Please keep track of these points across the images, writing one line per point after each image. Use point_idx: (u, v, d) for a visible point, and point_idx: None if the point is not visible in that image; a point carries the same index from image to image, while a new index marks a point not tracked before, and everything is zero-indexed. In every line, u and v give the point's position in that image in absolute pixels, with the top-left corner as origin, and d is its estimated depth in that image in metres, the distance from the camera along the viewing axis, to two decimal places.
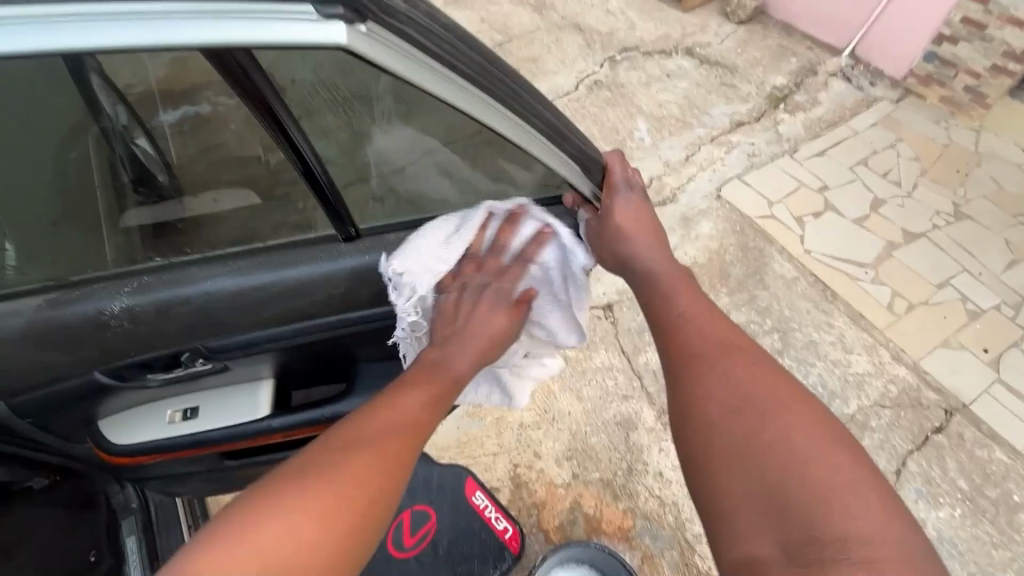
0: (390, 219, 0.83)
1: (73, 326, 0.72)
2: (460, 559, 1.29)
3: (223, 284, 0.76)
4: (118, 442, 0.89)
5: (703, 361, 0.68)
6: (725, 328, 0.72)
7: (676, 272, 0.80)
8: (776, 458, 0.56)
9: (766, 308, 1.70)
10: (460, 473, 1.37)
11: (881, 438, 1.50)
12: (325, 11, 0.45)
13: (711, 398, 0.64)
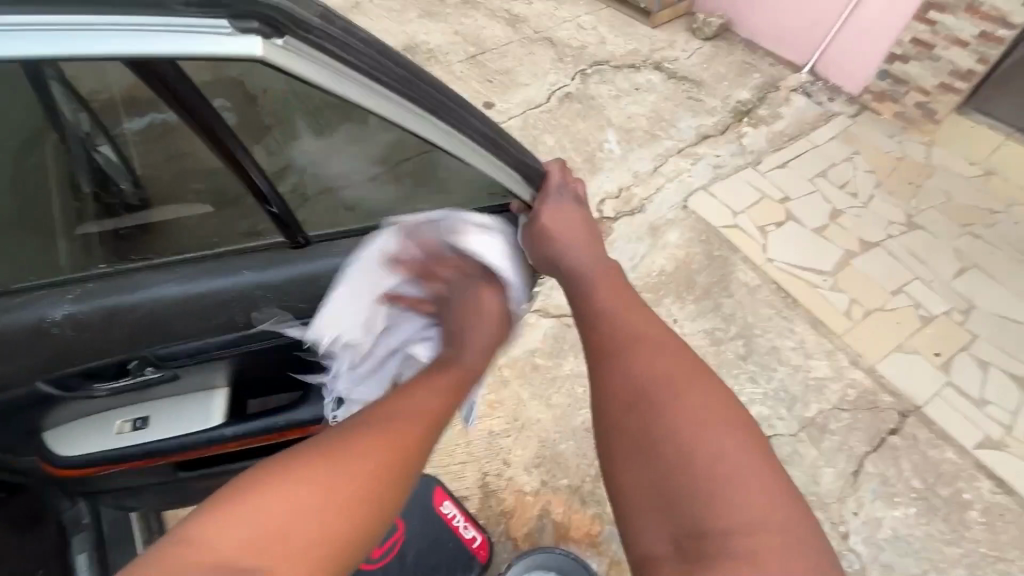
0: (337, 228, 0.84)
1: (13, 335, 0.71)
2: (428, 569, 1.27)
3: (171, 290, 0.77)
4: (65, 454, 0.86)
5: (615, 357, 0.64)
6: (633, 312, 0.69)
7: (607, 269, 0.73)
8: (673, 454, 0.57)
9: (730, 315, 1.75)
10: (429, 482, 1.37)
11: (840, 440, 1.54)
12: (240, 25, 0.46)
13: (623, 399, 0.62)
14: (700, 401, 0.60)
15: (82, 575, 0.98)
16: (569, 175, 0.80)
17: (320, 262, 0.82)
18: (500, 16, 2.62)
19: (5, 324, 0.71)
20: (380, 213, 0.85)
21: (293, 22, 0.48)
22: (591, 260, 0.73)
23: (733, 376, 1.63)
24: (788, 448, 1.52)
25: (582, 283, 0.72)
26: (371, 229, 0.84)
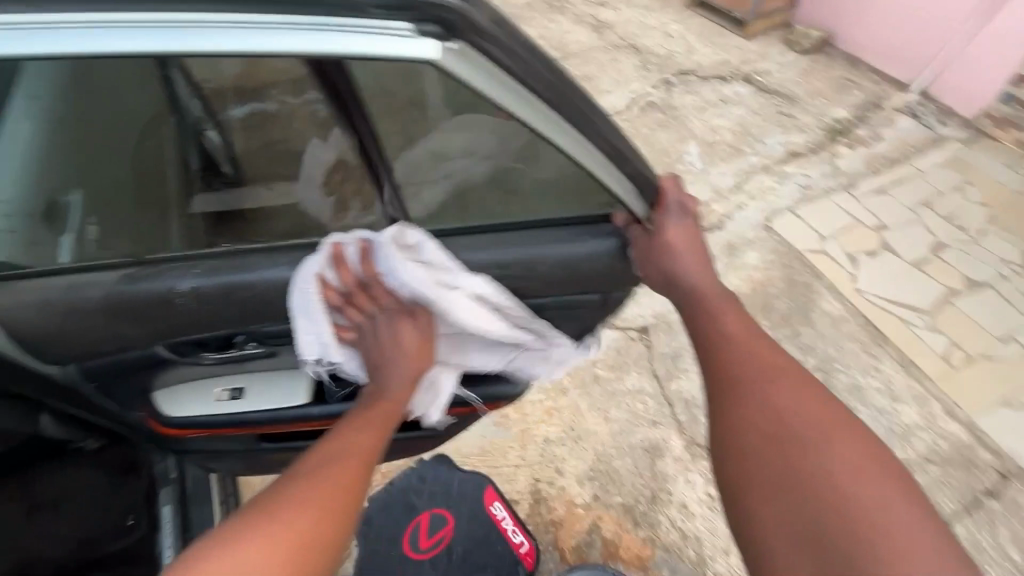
0: (448, 223, 0.81)
1: (146, 300, 0.78)
2: (474, 568, 1.29)
3: (279, 274, 0.79)
4: (171, 414, 0.94)
5: (748, 400, 0.70)
6: (770, 355, 0.74)
7: (721, 297, 0.82)
8: (820, 488, 0.60)
9: (809, 346, 1.64)
10: (481, 481, 1.39)
11: (926, 495, 1.41)
12: (421, 29, 0.53)
13: (759, 446, 0.66)
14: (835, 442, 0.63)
15: (166, 526, 1.07)
16: (683, 191, 0.85)
17: (414, 258, 0.80)
18: (587, 21, 2.60)
19: (138, 290, 0.77)
20: (488, 214, 0.81)
21: (469, 27, 0.53)
22: (699, 283, 0.82)
23: None
24: None
25: (696, 309, 0.82)
26: (474, 228, 0.81)
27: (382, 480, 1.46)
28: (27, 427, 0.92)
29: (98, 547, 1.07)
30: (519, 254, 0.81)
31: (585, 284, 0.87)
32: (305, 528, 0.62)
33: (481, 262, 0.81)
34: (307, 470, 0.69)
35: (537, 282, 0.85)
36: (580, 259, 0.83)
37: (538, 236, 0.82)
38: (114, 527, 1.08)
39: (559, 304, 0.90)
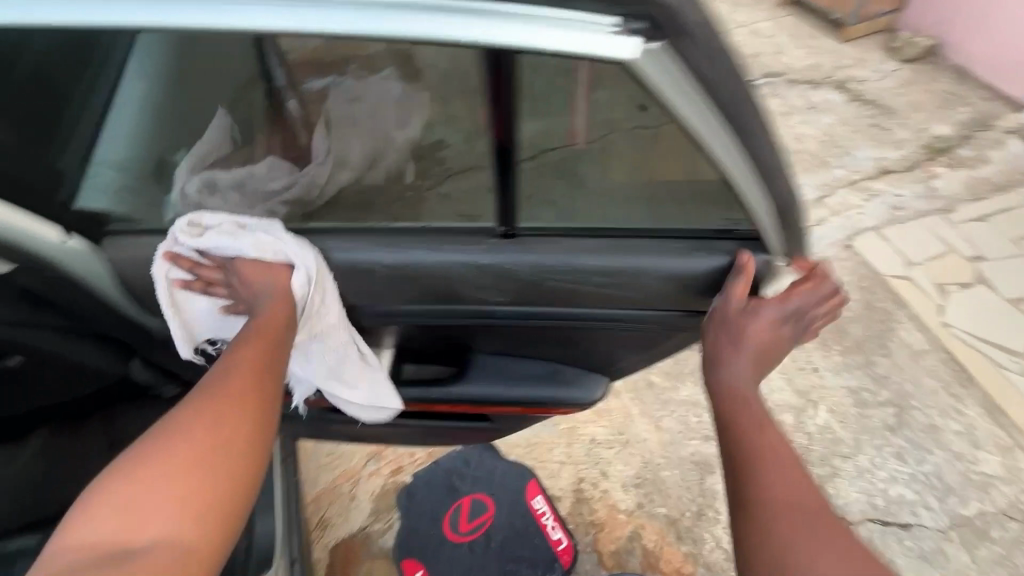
0: (559, 223, 0.79)
1: None
2: (511, 558, 1.30)
3: (378, 257, 0.79)
4: None
5: (736, 481, 0.73)
6: (777, 446, 0.74)
7: (745, 388, 0.81)
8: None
9: (883, 377, 1.54)
10: (525, 473, 1.40)
11: (1002, 553, 1.30)
12: (627, 26, 0.52)
13: (773, 542, 0.64)
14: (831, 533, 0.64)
15: None
16: (816, 280, 0.84)
17: (524, 256, 0.78)
18: None
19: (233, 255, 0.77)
20: (605, 218, 0.79)
21: (677, 31, 0.52)
22: (735, 381, 0.82)
23: (877, 447, 1.43)
24: (931, 544, 1.31)
25: (728, 408, 0.80)
26: (586, 230, 0.79)
27: (430, 458, 1.44)
28: (119, 368, 0.92)
29: None
30: (634, 264, 0.79)
31: (694, 302, 0.84)
32: (211, 448, 0.58)
33: (593, 268, 0.79)
34: (203, 403, 0.62)
35: (645, 293, 0.82)
36: (694, 274, 0.80)
37: (653, 247, 0.79)
38: None
39: (665, 320, 0.88)
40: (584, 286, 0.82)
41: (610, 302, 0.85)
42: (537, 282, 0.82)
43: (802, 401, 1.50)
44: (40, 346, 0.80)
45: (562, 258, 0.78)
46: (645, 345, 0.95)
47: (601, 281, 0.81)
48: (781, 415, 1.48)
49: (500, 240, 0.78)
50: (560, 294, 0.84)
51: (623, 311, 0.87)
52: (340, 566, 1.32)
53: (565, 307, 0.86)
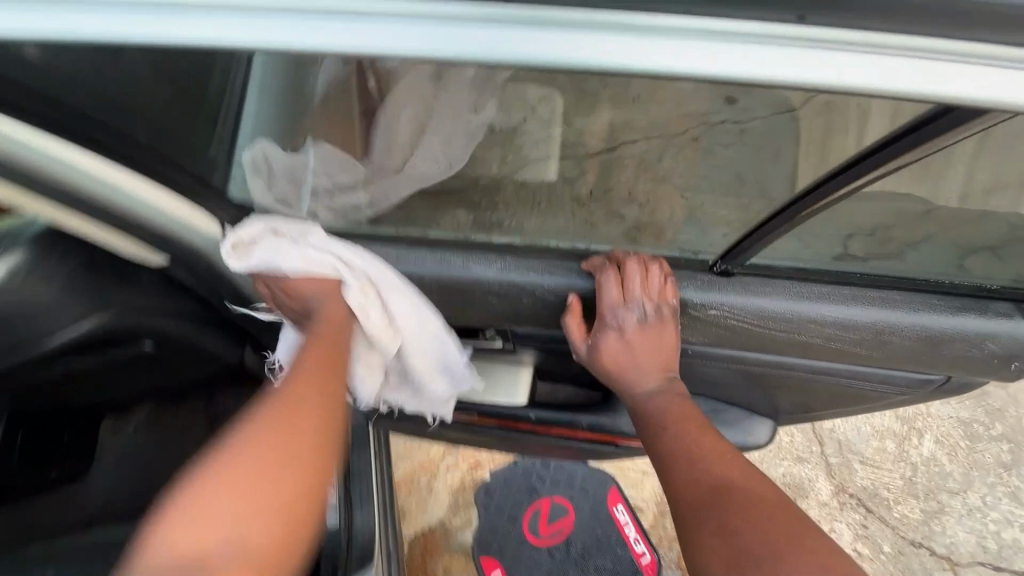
0: (787, 260, 0.74)
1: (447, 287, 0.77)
2: (592, 566, 1.28)
3: (578, 285, 0.76)
4: None
5: (668, 456, 0.71)
6: (709, 440, 0.71)
7: (677, 399, 0.77)
8: (747, 530, 0.59)
9: (998, 410, 1.40)
10: (607, 480, 1.36)
11: None
12: None
13: (705, 537, 0.61)
14: (761, 505, 0.61)
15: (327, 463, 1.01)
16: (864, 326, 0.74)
17: (744, 295, 0.74)
18: None
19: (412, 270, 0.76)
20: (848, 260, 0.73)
21: None
22: (657, 393, 0.77)
23: (988, 485, 1.33)
24: None
25: (653, 418, 0.76)
26: (819, 274, 0.73)
27: (510, 457, 1.39)
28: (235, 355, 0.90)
29: None
30: (878, 321, 0.73)
31: (937, 364, 0.79)
32: (302, 435, 0.55)
33: (830, 322, 0.74)
34: (292, 395, 0.58)
35: (877, 351, 0.77)
36: (944, 338, 0.74)
37: (896, 301, 0.73)
38: None
39: (880, 374, 0.84)
40: (816, 339, 0.76)
41: (829, 354, 0.79)
42: (756, 330, 0.77)
43: (905, 428, 1.39)
44: (175, 334, 0.78)
45: (793, 308, 0.73)
46: (852, 398, 0.91)
47: (832, 334, 0.75)
48: (881, 442, 1.37)
49: (715, 278, 0.75)
50: (776, 342, 0.78)
51: (836, 364, 0.83)
52: (420, 559, 1.31)
53: (773, 354, 0.82)
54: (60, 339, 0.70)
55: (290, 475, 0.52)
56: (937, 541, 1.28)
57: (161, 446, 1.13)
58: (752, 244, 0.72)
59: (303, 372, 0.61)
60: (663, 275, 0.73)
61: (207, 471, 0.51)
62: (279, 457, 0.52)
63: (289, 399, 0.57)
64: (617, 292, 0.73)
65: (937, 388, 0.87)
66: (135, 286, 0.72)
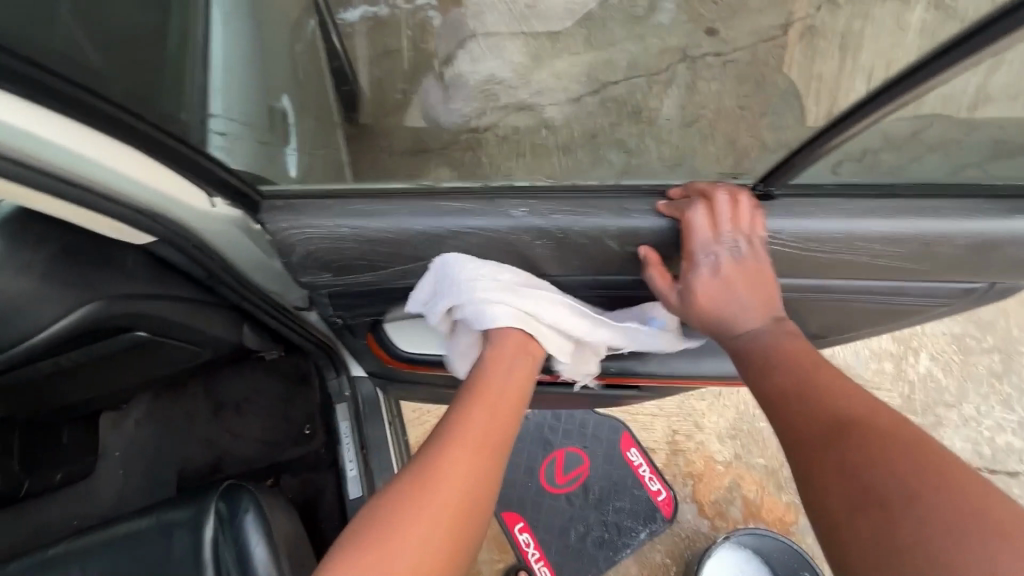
0: (834, 178, 0.67)
1: (462, 243, 0.65)
2: (611, 509, 1.31)
3: (609, 225, 0.64)
4: (401, 347, 0.87)
5: (767, 394, 0.57)
6: (836, 377, 0.55)
7: (791, 339, 0.61)
8: (868, 464, 0.46)
9: (989, 323, 1.44)
10: (618, 426, 1.38)
11: None
12: None
13: (825, 481, 0.48)
14: (890, 433, 0.47)
15: (347, 440, 1.05)
16: (737, 207, 0.63)
17: (783, 220, 0.65)
18: None
19: (435, 224, 0.64)
20: (891, 170, 0.67)
21: None
22: (764, 332, 0.62)
23: (981, 395, 1.38)
24: None
25: (761, 362, 0.60)
26: (873, 186, 0.67)
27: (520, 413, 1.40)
28: (234, 335, 0.89)
29: (279, 452, 1.10)
30: (925, 233, 0.65)
31: (986, 272, 0.71)
32: (455, 510, 0.51)
33: (863, 240, 0.66)
34: (459, 430, 0.57)
35: (927, 263, 0.69)
36: (998, 240, 0.66)
37: (940, 208, 0.65)
38: (292, 435, 1.11)
39: (926, 287, 0.75)
40: (863, 258, 0.68)
41: (871, 272, 0.71)
42: (795, 253, 0.68)
43: (901, 348, 1.42)
44: (171, 319, 0.74)
45: (837, 226, 0.65)
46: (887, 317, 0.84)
47: (879, 251, 0.67)
48: (880, 363, 1.41)
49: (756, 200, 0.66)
50: (818, 264, 0.69)
51: (881, 283, 0.74)
52: None
53: (814, 279, 0.72)
54: (45, 335, 0.64)
55: (444, 546, 0.49)
56: None
57: (168, 437, 1.10)
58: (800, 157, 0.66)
59: (481, 412, 0.59)
60: (751, 208, 0.64)
61: (372, 524, 0.49)
62: (469, 495, 0.52)
63: (472, 443, 0.56)
64: (705, 224, 0.62)
65: (982, 298, 0.80)
66: (116, 269, 0.66)
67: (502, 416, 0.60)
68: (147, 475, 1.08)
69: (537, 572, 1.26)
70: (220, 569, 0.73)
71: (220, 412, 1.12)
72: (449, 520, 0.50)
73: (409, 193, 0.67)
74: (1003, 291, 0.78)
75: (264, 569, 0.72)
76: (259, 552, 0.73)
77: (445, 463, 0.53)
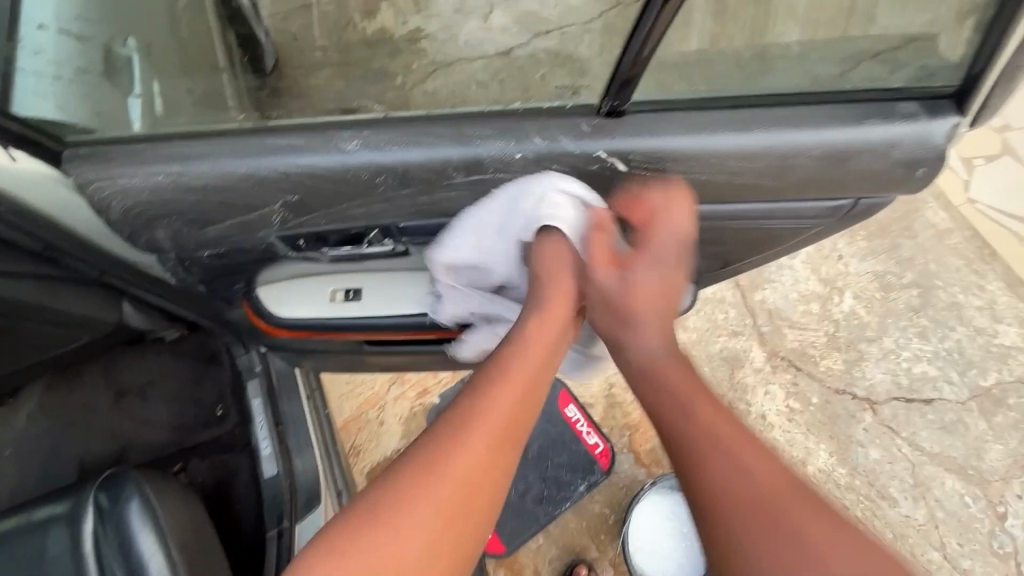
0: (689, 96, 0.66)
1: (304, 175, 0.64)
2: (550, 465, 1.31)
3: (450, 155, 0.64)
4: (276, 314, 0.82)
5: (667, 422, 0.66)
6: (721, 411, 0.66)
7: (673, 366, 0.70)
8: (764, 521, 0.58)
9: (908, 260, 1.48)
10: (555, 383, 1.36)
11: (1016, 418, 1.33)
12: None
13: (722, 533, 0.60)
14: (784, 501, 0.59)
15: (258, 417, 1.00)
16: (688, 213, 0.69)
17: (636, 138, 0.64)
18: None
19: (262, 164, 0.63)
20: (769, 89, 0.67)
21: None
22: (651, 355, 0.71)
23: (900, 328, 1.42)
24: (953, 416, 1.33)
25: (646, 380, 0.70)
26: (743, 98, 0.67)
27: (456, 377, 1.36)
28: (112, 316, 0.88)
29: (189, 436, 1.03)
30: (777, 145, 0.65)
31: (845, 183, 0.69)
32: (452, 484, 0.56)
33: (731, 152, 0.65)
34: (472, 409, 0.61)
35: (785, 180, 0.68)
36: (855, 151, 0.65)
37: (822, 120, 0.65)
38: (204, 416, 1.04)
39: (790, 209, 0.74)
40: (717, 173, 0.67)
41: (741, 195, 0.71)
42: (659, 174, 0.67)
43: (827, 289, 1.45)
44: (15, 297, 0.74)
45: (692, 140, 0.65)
46: (758, 242, 0.82)
47: (735, 168, 0.66)
48: (807, 305, 1.44)
49: (605, 120, 0.65)
50: (680, 187, 0.69)
51: (747, 206, 0.73)
52: None
53: (688, 206, 0.72)
54: None
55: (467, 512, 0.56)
56: (859, 385, 1.37)
57: (65, 428, 1.01)
58: (634, 69, 0.64)
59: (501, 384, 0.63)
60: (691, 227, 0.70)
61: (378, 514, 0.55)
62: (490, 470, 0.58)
63: (495, 417, 0.60)
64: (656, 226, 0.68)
65: (848, 218, 0.78)
66: None
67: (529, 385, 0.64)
68: (41, 468, 0.99)
69: None
70: (102, 563, 0.69)
71: (124, 398, 1.04)
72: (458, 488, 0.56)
73: (236, 132, 0.65)
74: (868, 210, 0.77)
75: (152, 557, 0.67)
76: (146, 543, 0.68)
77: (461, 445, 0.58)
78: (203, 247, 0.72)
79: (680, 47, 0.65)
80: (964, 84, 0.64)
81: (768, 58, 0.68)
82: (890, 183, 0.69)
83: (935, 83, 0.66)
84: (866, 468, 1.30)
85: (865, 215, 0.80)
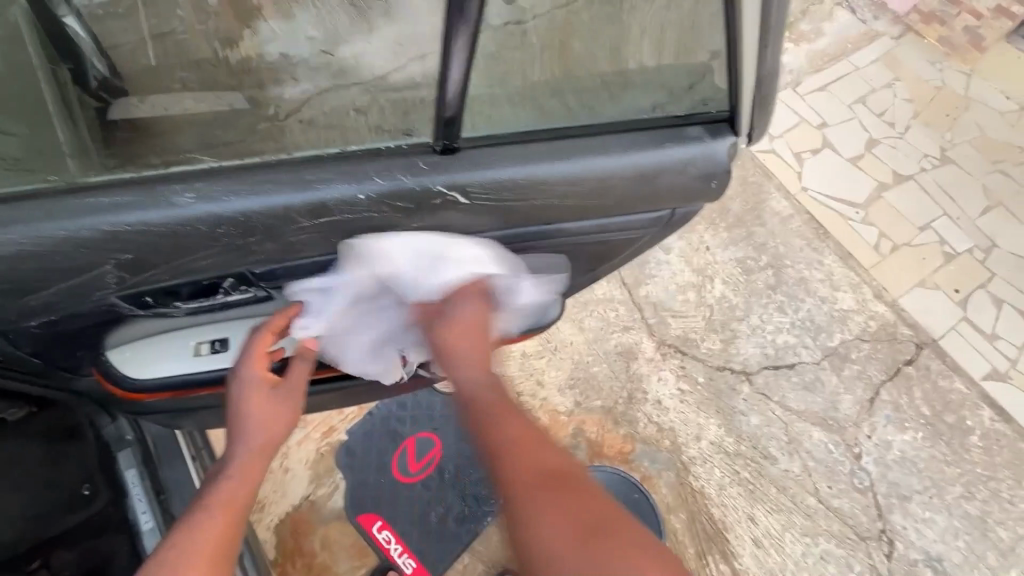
0: (515, 126, 0.74)
1: (132, 238, 0.66)
2: (467, 484, 1.30)
3: (292, 200, 0.68)
4: (128, 377, 0.82)
5: (489, 420, 0.75)
6: (516, 418, 0.75)
7: (490, 394, 0.79)
8: (563, 493, 0.64)
9: (762, 245, 1.68)
10: (464, 401, 1.35)
11: (859, 369, 1.55)
12: None
13: (538, 516, 0.62)
14: (566, 475, 0.67)
15: (136, 489, 0.96)
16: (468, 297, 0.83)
17: (468, 171, 0.72)
18: None
19: (82, 227, 0.64)
20: (590, 113, 0.76)
21: None
22: (477, 384, 0.80)
23: (762, 306, 1.60)
24: (811, 375, 1.53)
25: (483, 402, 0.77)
26: (565, 128, 0.75)
27: (362, 410, 1.34)
28: None
29: (51, 525, 0.89)
30: (594, 169, 0.74)
31: (657, 199, 0.80)
32: (221, 511, 0.67)
33: (555, 179, 0.74)
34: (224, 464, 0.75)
35: (609, 198, 0.78)
36: (660, 169, 0.76)
37: (631, 142, 0.75)
38: (64, 500, 0.92)
39: (620, 220, 0.84)
40: (550, 198, 0.75)
41: (575, 214, 0.80)
42: (496, 203, 0.75)
43: (700, 278, 1.61)
44: None
45: (518, 170, 0.72)
46: (601, 252, 0.92)
47: (563, 191, 0.75)
48: (685, 294, 1.58)
49: (441, 158, 0.72)
50: (518, 212, 0.77)
51: (582, 224, 0.83)
52: (292, 542, 1.25)
53: (530, 226, 0.81)
54: None
55: (225, 534, 0.66)
56: (735, 360, 1.53)
57: None
58: (455, 107, 0.70)
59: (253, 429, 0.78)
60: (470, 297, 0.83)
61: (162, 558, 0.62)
62: (243, 492, 0.71)
63: (254, 451, 0.76)
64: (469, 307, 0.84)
65: (672, 224, 0.90)
66: None
67: (272, 427, 0.80)
68: None
69: (402, 566, 1.23)
70: None
71: None
72: (221, 512, 0.67)
73: (52, 193, 0.65)
74: (685, 217, 0.89)
75: None
76: None
77: (218, 488, 0.70)
78: (29, 319, 0.71)
79: (505, 81, 0.72)
80: (731, 108, 0.75)
81: (620, 80, 0.76)
82: (694, 196, 0.81)
83: (710, 108, 0.77)
84: (749, 433, 1.46)
85: (684, 222, 0.91)
